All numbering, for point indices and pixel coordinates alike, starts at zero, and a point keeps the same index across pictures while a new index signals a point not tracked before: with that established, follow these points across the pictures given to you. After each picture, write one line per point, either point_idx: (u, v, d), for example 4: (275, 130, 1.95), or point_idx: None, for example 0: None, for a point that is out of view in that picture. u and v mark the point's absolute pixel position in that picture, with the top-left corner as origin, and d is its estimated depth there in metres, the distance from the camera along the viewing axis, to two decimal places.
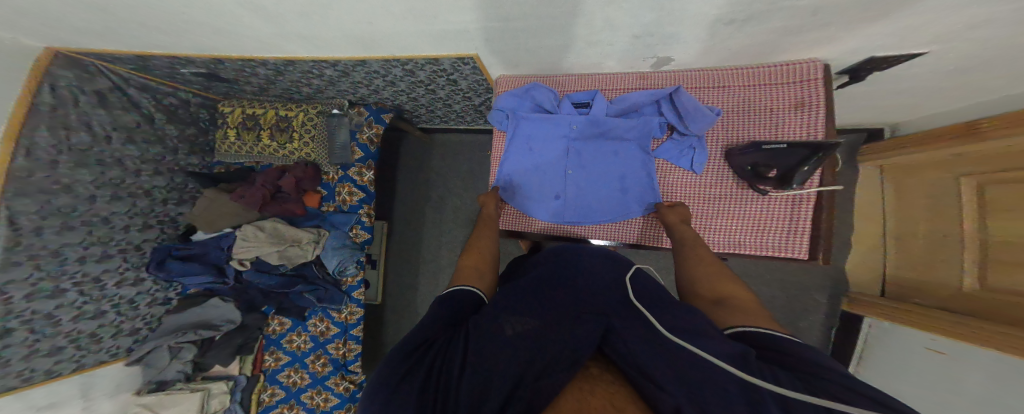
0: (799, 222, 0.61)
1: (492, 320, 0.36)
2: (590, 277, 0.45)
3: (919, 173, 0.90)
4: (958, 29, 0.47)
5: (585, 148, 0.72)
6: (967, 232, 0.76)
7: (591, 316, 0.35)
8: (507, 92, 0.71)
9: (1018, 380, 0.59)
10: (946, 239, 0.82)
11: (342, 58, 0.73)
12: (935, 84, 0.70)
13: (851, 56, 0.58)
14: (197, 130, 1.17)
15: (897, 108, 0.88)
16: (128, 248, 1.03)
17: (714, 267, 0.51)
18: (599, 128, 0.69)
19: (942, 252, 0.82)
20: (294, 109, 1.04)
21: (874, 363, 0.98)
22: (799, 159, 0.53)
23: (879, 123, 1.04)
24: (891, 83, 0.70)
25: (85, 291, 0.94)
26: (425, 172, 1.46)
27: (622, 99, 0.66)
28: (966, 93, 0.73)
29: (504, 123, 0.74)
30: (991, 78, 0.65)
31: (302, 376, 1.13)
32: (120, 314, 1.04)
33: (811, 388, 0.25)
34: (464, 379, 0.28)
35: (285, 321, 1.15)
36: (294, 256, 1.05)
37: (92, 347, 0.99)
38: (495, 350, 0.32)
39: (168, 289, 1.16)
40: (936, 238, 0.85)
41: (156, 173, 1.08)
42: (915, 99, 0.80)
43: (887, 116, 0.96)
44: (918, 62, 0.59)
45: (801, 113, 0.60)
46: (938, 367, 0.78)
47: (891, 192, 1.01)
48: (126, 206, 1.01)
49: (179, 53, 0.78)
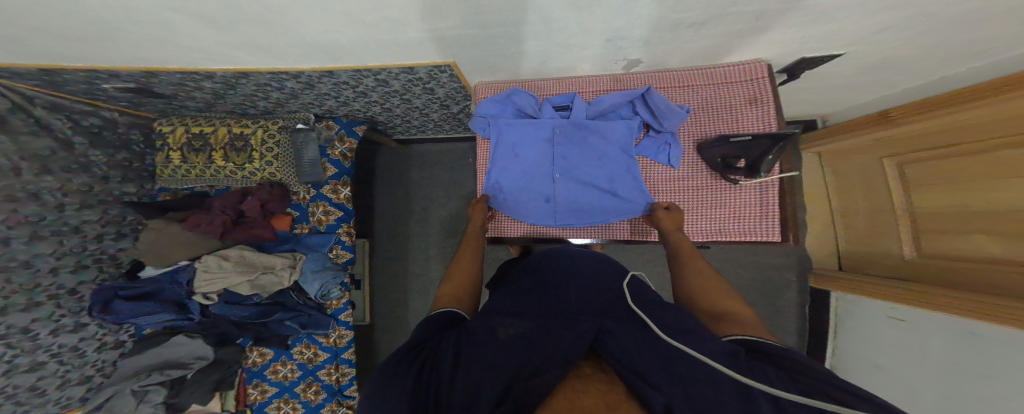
0: (769, 207, 0.66)
1: (486, 325, 0.37)
2: (584, 280, 0.46)
3: (848, 155, 1.02)
4: (875, 30, 0.54)
5: (571, 150, 0.72)
6: (897, 204, 0.87)
7: (586, 317, 0.37)
8: (488, 98, 0.72)
9: (973, 342, 0.67)
10: (882, 213, 0.93)
11: (307, 70, 0.69)
12: (853, 82, 0.81)
13: (788, 56, 0.65)
14: (130, 154, 1.05)
15: (827, 102, 1.00)
16: (61, 293, 0.91)
17: (712, 281, 0.51)
18: (581, 130, 0.71)
19: (883, 226, 0.93)
20: (251, 127, 0.97)
21: (845, 333, 1.07)
22: (763, 149, 0.59)
23: (813, 116, 1.18)
24: (824, 80, 0.78)
25: (14, 343, 0.82)
26: (403, 184, 1.42)
27: (599, 101, 0.69)
28: (875, 87, 0.85)
29: (487, 130, 0.74)
30: (891, 73, 0.76)
31: (294, 407, 1.07)
32: (63, 363, 0.93)
33: (806, 390, 0.28)
34: (457, 387, 0.29)
35: (266, 351, 1.07)
36: (267, 284, 0.97)
37: (35, 401, 0.88)
38: (489, 354, 0.32)
39: (118, 331, 1.04)
40: (874, 212, 0.95)
41: (84, 206, 0.95)
42: (840, 94, 0.92)
43: (819, 109, 1.08)
44: (843, 62, 0.67)
45: (755, 108, 0.66)
46: (897, 332, 0.87)
47: (829, 174, 1.11)
48: (51, 245, 0.88)
49: (101, 66, 0.68)
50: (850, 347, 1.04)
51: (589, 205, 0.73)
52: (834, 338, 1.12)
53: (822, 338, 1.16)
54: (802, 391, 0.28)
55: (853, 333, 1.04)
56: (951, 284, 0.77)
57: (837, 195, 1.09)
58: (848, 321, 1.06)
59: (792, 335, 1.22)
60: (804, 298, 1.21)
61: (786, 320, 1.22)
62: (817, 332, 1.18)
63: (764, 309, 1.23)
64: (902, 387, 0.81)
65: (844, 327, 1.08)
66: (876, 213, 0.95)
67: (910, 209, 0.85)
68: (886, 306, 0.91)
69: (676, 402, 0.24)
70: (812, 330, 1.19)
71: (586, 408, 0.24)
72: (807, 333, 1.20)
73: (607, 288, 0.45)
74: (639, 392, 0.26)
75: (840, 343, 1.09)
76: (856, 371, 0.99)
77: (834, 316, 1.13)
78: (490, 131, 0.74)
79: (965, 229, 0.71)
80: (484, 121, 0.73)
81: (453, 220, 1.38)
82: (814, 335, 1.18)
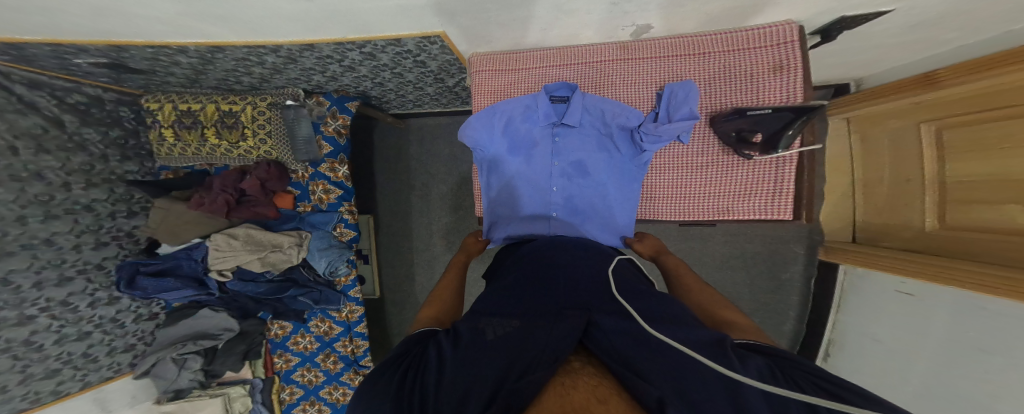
0: (783, 183, 0.64)
1: (474, 325, 0.39)
2: (579, 271, 0.48)
3: (881, 121, 0.96)
4: None
5: (567, 167, 0.73)
6: (927, 174, 0.83)
7: (573, 310, 0.38)
8: (473, 126, 0.66)
9: (980, 315, 0.67)
10: (909, 183, 0.88)
11: (285, 43, 0.64)
12: (891, 40, 0.72)
13: (822, 16, 0.58)
14: (123, 132, 1.04)
15: (860, 64, 0.92)
16: (89, 268, 0.96)
17: (706, 296, 0.53)
18: (575, 147, 0.72)
19: (907, 197, 0.89)
20: (239, 102, 0.93)
21: (850, 306, 1.10)
22: (784, 123, 0.56)
23: (842, 78, 1.09)
24: (858, 40, 0.71)
25: (57, 314, 0.89)
26: (405, 160, 1.40)
27: (597, 104, 0.66)
28: (919, 45, 0.77)
29: (484, 160, 0.72)
30: (938, 31, 0.68)
31: (316, 374, 1.18)
32: (107, 333, 1.01)
33: (803, 387, 0.27)
34: (444, 387, 0.30)
35: (285, 324, 1.15)
36: (278, 262, 1.01)
37: (91, 366, 0.98)
38: (478, 354, 0.33)
39: (150, 304, 1.12)
40: (900, 182, 0.91)
41: (90, 185, 0.96)
42: (874, 55, 0.84)
43: (852, 71, 1.00)
44: (884, 19, 0.60)
45: (780, 77, 0.61)
46: (907, 305, 0.87)
47: (858, 142, 1.06)
48: (68, 224, 0.91)
49: (65, 40, 0.63)
50: (853, 320, 1.08)
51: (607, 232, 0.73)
52: (835, 313, 1.17)
53: (823, 310, 1.20)
54: (796, 387, 0.27)
55: (858, 308, 1.07)
56: (967, 256, 0.74)
57: (861, 164, 1.05)
58: (855, 295, 1.09)
59: (794, 308, 1.27)
60: (810, 270, 1.24)
61: (789, 294, 1.27)
62: (819, 304, 1.22)
63: (766, 281, 1.28)
64: (902, 358, 0.85)
65: (848, 302, 1.11)
66: (901, 182, 0.91)
67: (940, 177, 0.80)
68: (896, 280, 0.92)
69: (666, 395, 0.25)
70: (816, 303, 1.23)
71: (575, 402, 0.25)
72: (809, 305, 1.25)
73: (594, 277, 0.47)
74: (634, 387, 0.26)
75: (844, 317, 1.13)
76: (854, 344, 1.06)
77: (840, 290, 1.16)
78: (485, 164, 0.73)
79: (995, 199, 0.66)
80: (479, 152, 0.70)
81: (457, 196, 1.38)
82: (818, 307, 1.22)
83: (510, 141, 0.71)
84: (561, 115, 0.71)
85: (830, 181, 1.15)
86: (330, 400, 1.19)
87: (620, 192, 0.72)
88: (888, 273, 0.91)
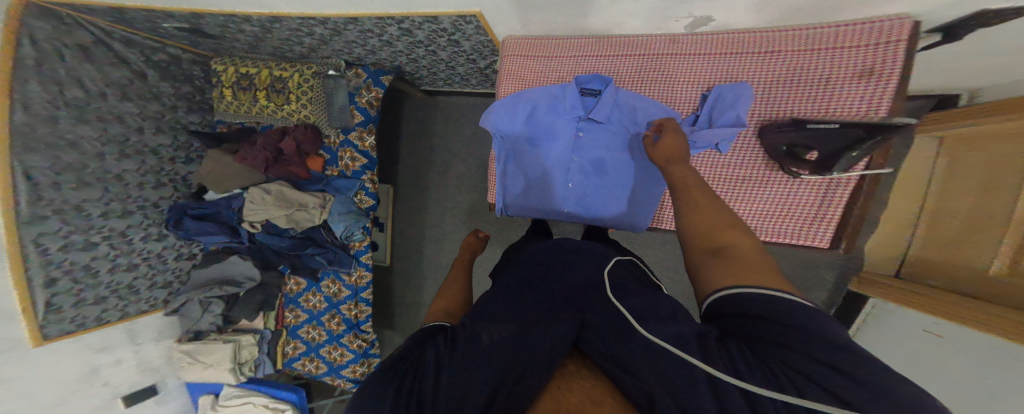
0: (829, 207, 0.59)
1: (471, 327, 0.36)
2: (568, 274, 0.45)
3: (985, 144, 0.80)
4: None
5: (586, 157, 0.72)
6: None
7: (567, 313, 0.37)
8: (496, 110, 0.68)
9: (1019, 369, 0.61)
10: (994, 220, 0.74)
11: (332, 15, 0.68)
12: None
13: (953, 9, 0.47)
14: (192, 88, 1.14)
15: (978, 71, 0.77)
16: (147, 206, 1.06)
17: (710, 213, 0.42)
18: (599, 140, 0.71)
19: (983, 237, 0.76)
20: (289, 70, 1.02)
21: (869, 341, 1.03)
22: (851, 141, 0.50)
23: (958, 87, 0.92)
24: (985, 42, 0.59)
25: (114, 245, 0.99)
26: (428, 138, 1.43)
27: (627, 100, 0.64)
28: None
29: (504, 145, 0.72)
30: None
31: (320, 333, 1.22)
32: (151, 267, 1.10)
33: (774, 367, 0.24)
34: (442, 388, 0.29)
35: (300, 281, 1.21)
36: (301, 220, 1.06)
37: (133, 298, 1.07)
38: (479, 361, 0.31)
39: (191, 245, 1.20)
40: (983, 218, 0.77)
41: (159, 131, 1.06)
42: (999, 63, 0.70)
43: (960, 81, 0.86)
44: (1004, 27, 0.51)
45: (864, 83, 0.55)
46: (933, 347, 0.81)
47: (944, 170, 0.90)
48: (136, 163, 1.01)
49: (156, 6, 0.72)
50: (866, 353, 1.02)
51: (617, 223, 0.74)
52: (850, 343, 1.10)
53: None
54: (766, 370, 0.24)
55: (873, 340, 1.01)
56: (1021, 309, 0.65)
57: (939, 191, 0.91)
58: (874, 329, 1.01)
59: None
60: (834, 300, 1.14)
61: None
62: None
63: None
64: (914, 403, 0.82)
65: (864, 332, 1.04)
66: (984, 219, 0.77)
67: None
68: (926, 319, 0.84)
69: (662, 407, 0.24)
70: None
71: None
72: None
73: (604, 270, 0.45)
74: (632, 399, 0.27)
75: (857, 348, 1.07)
76: None
77: (858, 322, 1.07)
78: (506, 150, 0.73)
79: None
80: (501, 138, 0.71)
81: (475, 178, 1.39)
82: None
83: (527, 125, 0.70)
84: (589, 109, 0.69)
85: (893, 206, 1.03)
86: (327, 359, 1.22)
87: (637, 189, 0.70)
88: (919, 311, 0.84)
